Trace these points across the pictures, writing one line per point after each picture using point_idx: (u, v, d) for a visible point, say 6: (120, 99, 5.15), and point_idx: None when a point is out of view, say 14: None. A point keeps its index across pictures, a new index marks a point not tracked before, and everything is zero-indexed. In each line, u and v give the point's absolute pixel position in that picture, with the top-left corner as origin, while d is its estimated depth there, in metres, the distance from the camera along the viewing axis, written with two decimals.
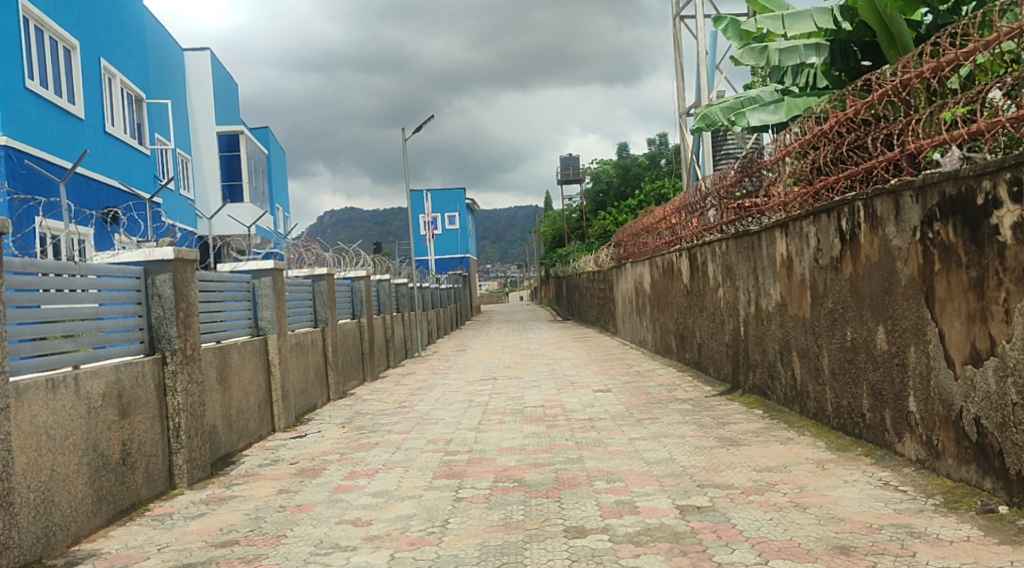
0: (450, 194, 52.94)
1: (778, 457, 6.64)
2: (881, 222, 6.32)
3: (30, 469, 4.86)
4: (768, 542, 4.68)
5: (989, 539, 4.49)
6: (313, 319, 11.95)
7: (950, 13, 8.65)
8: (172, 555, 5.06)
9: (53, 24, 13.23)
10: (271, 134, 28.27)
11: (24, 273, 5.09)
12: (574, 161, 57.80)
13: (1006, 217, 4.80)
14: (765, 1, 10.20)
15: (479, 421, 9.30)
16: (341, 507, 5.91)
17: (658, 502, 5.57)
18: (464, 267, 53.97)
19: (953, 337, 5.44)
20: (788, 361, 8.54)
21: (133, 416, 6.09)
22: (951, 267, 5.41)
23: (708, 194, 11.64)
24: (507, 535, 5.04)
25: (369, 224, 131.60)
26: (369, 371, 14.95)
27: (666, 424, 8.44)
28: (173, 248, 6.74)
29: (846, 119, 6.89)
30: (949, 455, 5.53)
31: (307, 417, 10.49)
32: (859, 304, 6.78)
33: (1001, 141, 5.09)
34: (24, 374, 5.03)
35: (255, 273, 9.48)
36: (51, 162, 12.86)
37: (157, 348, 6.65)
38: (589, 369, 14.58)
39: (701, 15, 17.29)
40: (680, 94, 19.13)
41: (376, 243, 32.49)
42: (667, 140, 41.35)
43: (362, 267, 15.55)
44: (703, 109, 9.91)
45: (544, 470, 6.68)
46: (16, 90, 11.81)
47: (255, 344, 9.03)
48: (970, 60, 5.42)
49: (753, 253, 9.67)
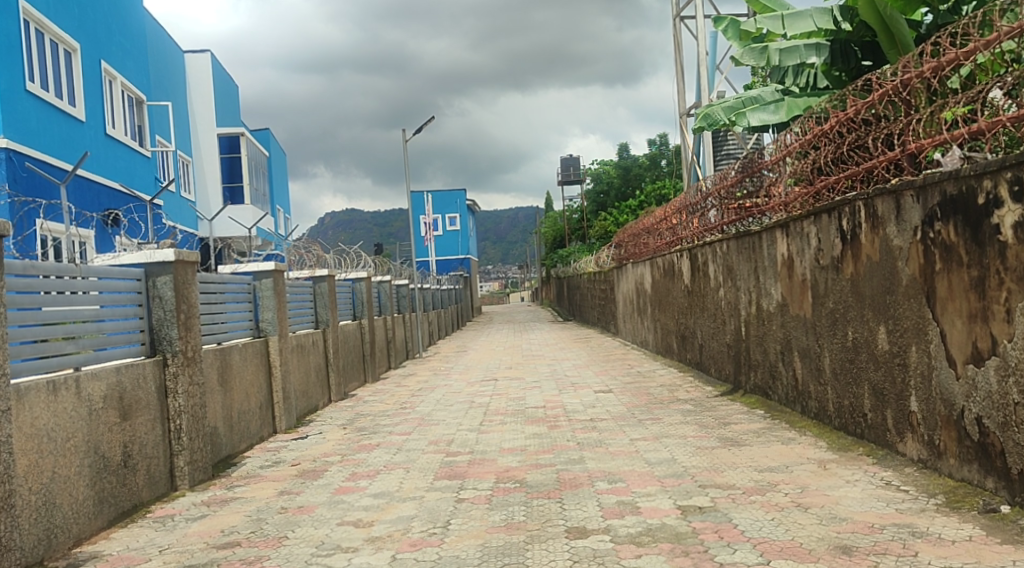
0: (450, 194, 52.98)
1: (779, 458, 6.64)
2: (881, 222, 6.33)
3: (31, 471, 4.85)
4: (770, 542, 4.68)
5: (991, 539, 4.48)
6: (314, 321, 11.97)
7: (950, 14, 8.65)
8: (173, 556, 5.07)
9: (54, 26, 13.23)
10: (271, 135, 28.29)
11: (25, 275, 5.10)
12: (575, 162, 57.78)
13: (1007, 217, 4.80)
14: (765, 1, 10.21)
15: (480, 422, 9.32)
16: (343, 508, 5.92)
17: (659, 503, 5.56)
18: (465, 268, 53.96)
19: (954, 337, 5.45)
20: (789, 361, 8.55)
21: (134, 418, 6.08)
22: (952, 267, 5.41)
23: (708, 195, 11.65)
24: (509, 536, 5.04)
25: (370, 225, 131.60)
26: (370, 372, 14.97)
27: (667, 424, 8.45)
28: (175, 250, 6.75)
29: (846, 119, 6.90)
30: (950, 455, 5.54)
31: (308, 418, 10.51)
32: (860, 304, 6.79)
33: (1000, 140, 5.08)
34: (24, 376, 5.03)
35: (256, 275, 9.50)
36: (51, 164, 12.87)
37: (158, 350, 6.65)
38: (590, 369, 14.62)
39: (701, 15, 17.28)
40: (681, 94, 19.13)
41: (376, 244, 32.47)
42: (667, 140, 41.38)
43: (363, 268, 15.56)
44: (703, 109, 9.90)
45: (546, 470, 6.69)
46: (16, 93, 11.81)
47: (256, 346, 9.03)
48: (971, 60, 5.41)
49: (753, 253, 9.67)
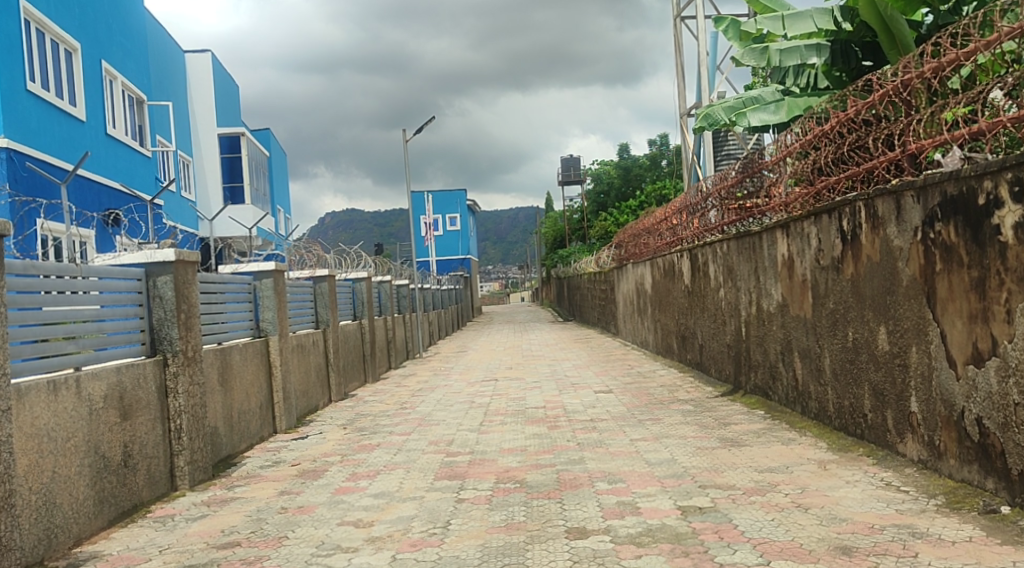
0: (450, 194, 52.98)
1: (779, 458, 6.64)
2: (882, 222, 6.32)
3: (31, 471, 4.85)
4: (770, 543, 4.68)
5: (991, 540, 4.48)
6: (315, 321, 11.96)
7: (951, 14, 8.64)
8: (173, 556, 5.07)
9: (55, 26, 13.25)
10: (272, 136, 28.30)
11: (25, 275, 5.10)
12: (575, 162, 57.75)
13: (1007, 217, 4.80)
14: (766, 2, 10.21)
15: (481, 422, 9.33)
16: (343, 508, 5.92)
17: (659, 503, 5.56)
18: (465, 268, 53.94)
19: (954, 337, 5.44)
20: (789, 362, 8.55)
21: (134, 418, 6.08)
22: (953, 268, 5.40)
23: (709, 195, 11.65)
24: (509, 536, 5.04)
25: (371, 225, 131.71)
26: (371, 372, 14.98)
27: (667, 425, 8.46)
28: (175, 250, 6.75)
29: (847, 119, 6.90)
30: (951, 456, 5.53)
31: (308, 418, 10.51)
32: (860, 305, 6.79)
33: (1001, 141, 5.09)
34: (25, 376, 5.03)
35: (256, 275, 9.51)
36: (51, 164, 12.88)
37: (159, 350, 6.65)
38: (590, 369, 14.64)
39: (702, 15, 17.29)
40: (682, 94, 19.12)
41: (377, 245, 32.48)
42: (668, 140, 41.38)
43: (363, 268, 15.57)
44: (704, 110, 9.90)
45: (546, 471, 6.70)
46: (17, 93, 11.83)
47: (256, 346, 9.04)
48: (971, 60, 5.42)
49: (754, 253, 9.67)
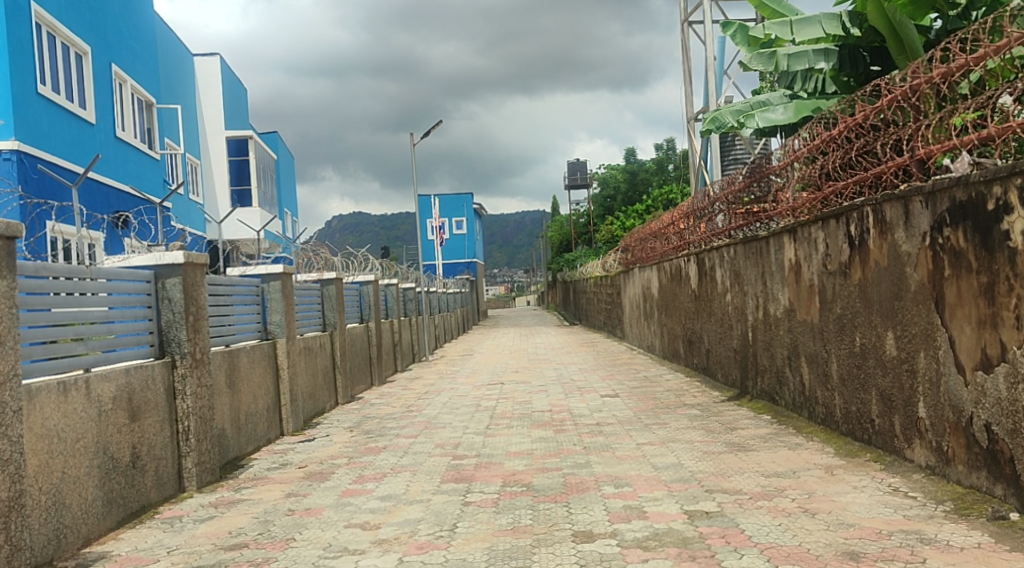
0: (457, 198, 53.17)
1: (786, 463, 6.63)
2: (890, 227, 6.31)
3: (41, 471, 4.89)
4: (777, 548, 4.67)
5: (1000, 546, 4.47)
6: (322, 323, 12.04)
7: (960, 19, 8.68)
8: (182, 558, 5.09)
9: (65, 29, 13.31)
10: (279, 139, 28.47)
11: (36, 277, 5.11)
12: (581, 166, 57.77)
13: (1017, 223, 4.79)
14: (775, 7, 10.23)
15: (487, 425, 9.35)
16: (349, 511, 5.94)
17: (665, 507, 5.55)
18: (471, 271, 54.04)
19: (963, 343, 5.43)
20: (796, 367, 8.54)
21: (143, 419, 6.12)
22: (962, 273, 5.39)
23: (716, 200, 11.63)
24: (516, 539, 5.06)
25: (377, 228, 132.26)
26: (377, 375, 14.99)
27: (674, 429, 8.46)
28: (184, 252, 6.76)
29: (855, 125, 6.88)
30: (959, 462, 5.52)
31: (315, 421, 10.53)
32: (868, 310, 6.77)
33: (1012, 146, 5.10)
34: (36, 376, 5.07)
35: (264, 278, 9.54)
36: (63, 166, 13.03)
37: (166, 351, 6.67)
38: (596, 373, 14.72)
39: (709, 20, 17.25)
40: (688, 99, 19.13)
41: (384, 249, 32.57)
42: (673, 144, 41.23)
43: (370, 271, 15.54)
44: (712, 113, 10.05)
45: (553, 474, 6.70)
46: (28, 96, 11.90)
47: (264, 348, 9.05)
48: (981, 65, 5.44)
49: (760, 258, 9.69)
